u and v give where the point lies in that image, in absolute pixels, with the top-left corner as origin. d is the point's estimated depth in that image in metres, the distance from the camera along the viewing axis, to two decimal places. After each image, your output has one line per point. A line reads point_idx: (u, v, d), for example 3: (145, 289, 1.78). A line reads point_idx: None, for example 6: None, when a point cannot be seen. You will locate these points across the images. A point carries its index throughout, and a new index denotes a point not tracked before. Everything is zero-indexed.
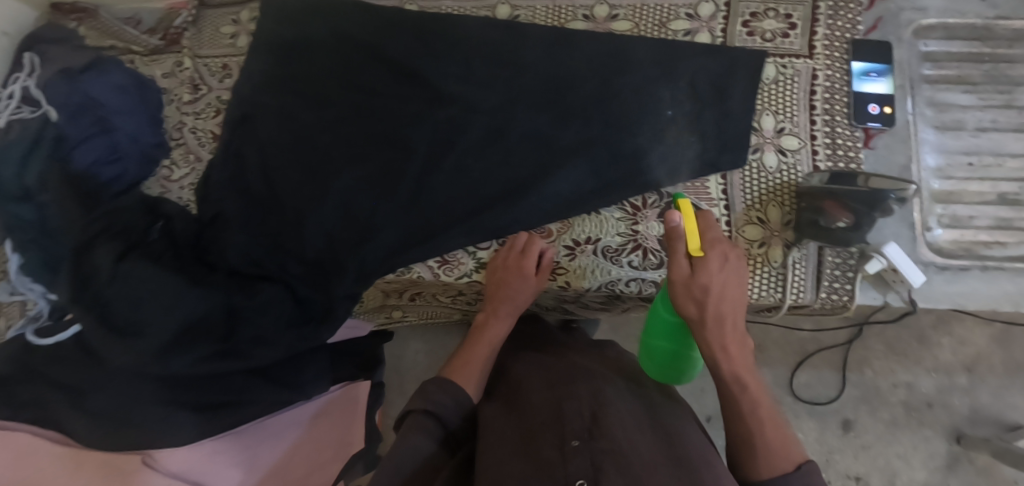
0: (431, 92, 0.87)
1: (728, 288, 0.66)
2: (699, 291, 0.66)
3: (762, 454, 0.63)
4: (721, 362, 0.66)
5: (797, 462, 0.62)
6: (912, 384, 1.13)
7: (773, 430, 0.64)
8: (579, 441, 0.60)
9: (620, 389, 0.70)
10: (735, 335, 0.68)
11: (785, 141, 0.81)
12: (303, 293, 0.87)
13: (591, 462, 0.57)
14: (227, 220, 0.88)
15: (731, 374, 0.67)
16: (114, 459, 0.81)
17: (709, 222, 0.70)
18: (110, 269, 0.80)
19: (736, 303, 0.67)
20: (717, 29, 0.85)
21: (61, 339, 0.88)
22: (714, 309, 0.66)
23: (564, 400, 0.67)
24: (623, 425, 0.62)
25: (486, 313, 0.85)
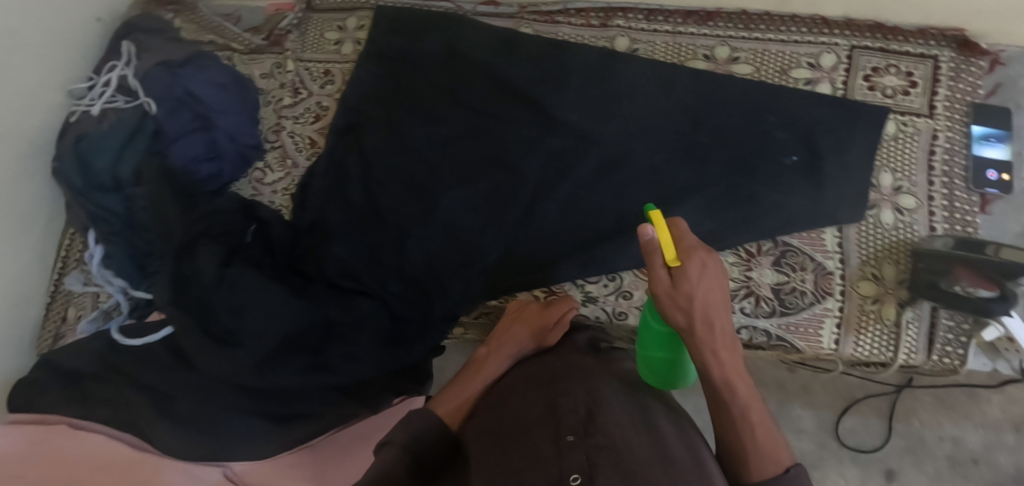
0: (544, 119, 0.86)
1: (714, 293, 0.54)
2: (684, 303, 0.53)
3: (755, 460, 0.54)
4: (710, 370, 0.55)
5: (787, 467, 0.54)
6: (959, 438, 0.92)
7: (766, 432, 0.56)
8: (573, 436, 0.53)
9: (616, 389, 0.62)
10: (727, 340, 0.56)
11: (902, 199, 0.81)
12: (400, 311, 0.84)
13: (586, 458, 0.50)
14: (330, 230, 0.86)
15: (723, 381, 0.55)
16: (193, 469, 0.77)
17: (684, 225, 0.57)
18: (216, 274, 0.78)
19: (727, 306, 0.55)
20: (838, 81, 0.85)
21: (149, 340, 0.85)
22: (705, 318, 0.54)
23: (558, 397, 0.59)
24: (620, 423, 0.55)
25: (488, 350, 0.76)
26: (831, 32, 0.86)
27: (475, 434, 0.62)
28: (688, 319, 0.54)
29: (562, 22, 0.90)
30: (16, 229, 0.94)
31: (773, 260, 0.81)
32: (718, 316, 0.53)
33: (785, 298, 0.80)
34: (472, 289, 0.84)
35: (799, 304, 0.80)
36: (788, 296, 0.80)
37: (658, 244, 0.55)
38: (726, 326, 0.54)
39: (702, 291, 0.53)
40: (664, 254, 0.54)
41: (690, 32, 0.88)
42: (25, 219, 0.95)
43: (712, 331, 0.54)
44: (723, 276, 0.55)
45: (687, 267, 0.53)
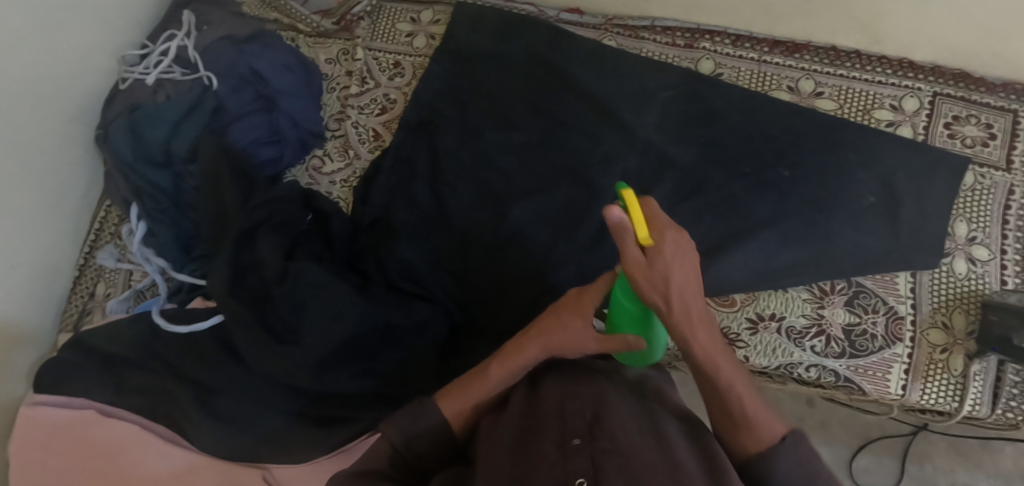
0: (625, 134, 0.85)
1: (688, 272, 0.51)
2: (658, 282, 0.50)
3: (746, 435, 0.51)
4: (690, 346, 0.52)
5: (781, 436, 0.50)
6: None
7: (753, 402, 0.52)
8: (580, 439, 0.49)
9: (624, 395, 0.58)
10: (702, 314, 0.53)
11: (976, 250, 0.81)
12: (461, 320, 0.81)
13: (592, 462, 0.46)
14: (395, 230, 0.83)
15: (703, 355, 0.53)
16: (231, 471, 0.76)
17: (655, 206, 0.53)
18: (280, 268, 0.75)
19: (699, 283, 0.52)
20: (920, 125, 0.84)
21: (196, 329, 0.80)
22: (679, 295, 0.51)
23: (568, 402, 0.55)
24: (627, 428, 0.51)
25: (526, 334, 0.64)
26: (916, 76, 0.85)
27: (483, 433, 0.58)
28: (664, 298, 0.51)
29: (646, 38, 0.90)
30: (55, 197, 0.89)
31: (846, 300, 0.80)
32: (692, 291, 0.51)
33: (856, 340, 0.79)
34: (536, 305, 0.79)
35: (870, 347, 0.79)
36: (859, 339, 0.79)
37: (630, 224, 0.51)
38: (698, 300, 0.52)
39: (675, 268, 0.50)
40: (637, 236, 0.51)
41: (776, 61, 0.87)
42: (61, 185, 0.90)
43: (687, 307, 0.51)
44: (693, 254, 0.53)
45: (661, 251, 0.50)
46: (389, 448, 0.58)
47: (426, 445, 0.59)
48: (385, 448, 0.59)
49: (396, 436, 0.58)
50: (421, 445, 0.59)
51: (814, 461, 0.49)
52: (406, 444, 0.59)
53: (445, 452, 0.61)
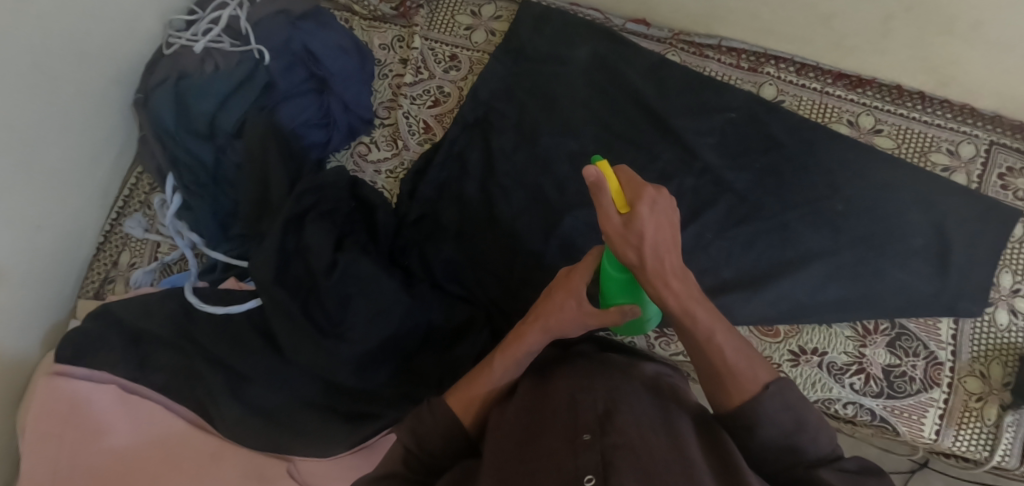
0: (682, 152, 0.85)
1: (663, 231, 0.53)
2: (634, 241, 0.53)
3: (729, 382, 0.52)
4: (665, 298, 0.54)
5: (764, 383, 0.52)
6: None
7: (734, 350, 0.54)
8: (590, 435, 0.48)
9: (639, 389, 0.56)
10: (678, 270, 0.55)
11: (1019, 302, 0.81)
12: (504, 330, 0.79)
13: (601, 457, 0.45)
14: (444, 231, 0.82)
15: (681, 310, 0.54)
16: (254, 461, 0.74)
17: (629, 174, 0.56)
18: (329, 263, 0.74)
19: (676, 242, 0.54)
20: (974, 173, 0.85)
21: (232, 311, 0.78)
22: (655, 255, 0.53)
23: (577, 396, 0.55)
24: (639, 423, 0.49)
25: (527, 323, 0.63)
26: (976, 124, 0.85)
27: (490, 427, 0.56)
28: (639, 257, 0.53)
29: (711, 57, 0.89)
30: (88, 159, 0.86)
31: (888, 341, 0.80)
32: (668, 248, 0.53)
33: (895, 381, 0.80)
34: None
35: (907, 390, 0.79)
36: (898, 380, 0.79)
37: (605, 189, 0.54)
38: (675, 257, 0.54)
39: (651, 228, 0.53)
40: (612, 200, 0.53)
41: (838, 94, 0.87)
42: (96, 147, 0.87)
43: (663, 264, 0.54)
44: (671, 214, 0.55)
45: (637, 213, 0.52)
46: (400, 451, 0.56)
47: (438, 444, 0.56)
48: (397, 449, 0.57)
49: (405, 435, 0.57)
50: (433, 444, 0.56)
51: (800, 407, 0.51)
52: (417, 442, 0.57)
53: (457, 449, 0.57)
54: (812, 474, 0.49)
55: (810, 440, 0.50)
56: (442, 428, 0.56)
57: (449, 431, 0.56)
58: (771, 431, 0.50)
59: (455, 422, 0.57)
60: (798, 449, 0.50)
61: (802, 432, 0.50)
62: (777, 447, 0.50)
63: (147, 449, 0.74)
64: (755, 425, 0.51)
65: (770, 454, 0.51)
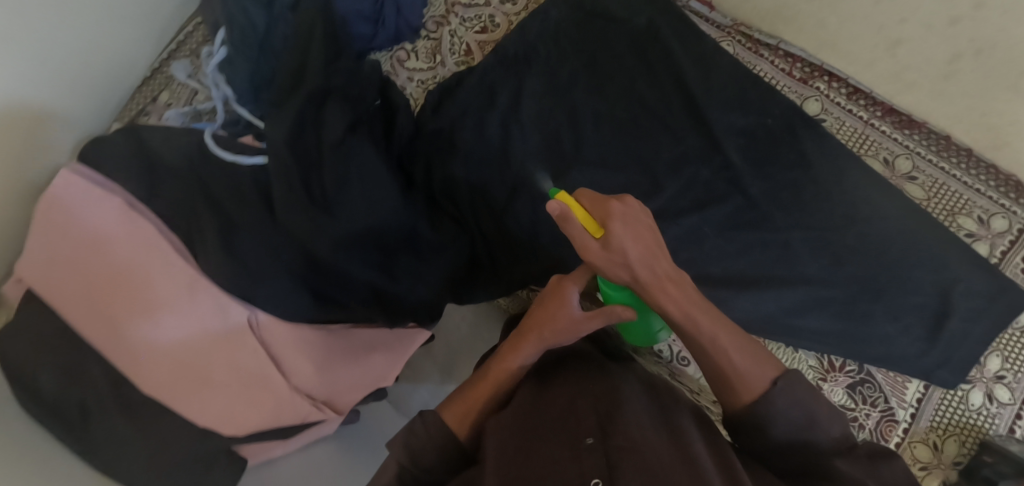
0: (707, 142, 0.83)
1: (643, 242, 0.57)
2: (620, 259, 0.56)
3: (739, 385, 0.55)
4: (669, 307, 0.57)
5: (772, 379, 0.55)
6: None
7: (741, 354, 0.56)
8: (593, 439, 0.52)
9: (638, 394, 0.62)
10: (673, 277, 0.58)
11: (998, 389, 0.78)
12: (480, 256, 0.83)
13: (605, 462, 0.49)
14: (455, 149, 0.84)
15: (683, 315, 0.57)
16: (225, 303, 0.84)
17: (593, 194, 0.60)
18: (337, 138, 0.75)
19: (661, 247, 0.58)
20: (998, 247, 0.81)
21: (241, 161, 0.83)
22: (644, 266, 0.57)
23: (577, 399, 0.60)
24: (640, 428, 0.54)
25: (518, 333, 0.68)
26: (1018, 200, 0.80)
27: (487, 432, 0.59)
28: (631, 273, 0.57)
29: (765, 58, 0.87)
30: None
31: (849, 383, 0.79)
32: (655, 257, 0.57)
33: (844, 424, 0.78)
34: (555, 268, 0.80)
35: (855, 434, 0.77)
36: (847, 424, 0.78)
37: (574, 219, 0.57)
38: (667, 263, 0.57)
39: (631, 242, 0.56)
40: (585, 227, 0.57)
41: (882, 129, 0.83)
42: None
43: (656, 275, 0.57)
44: (647, 219, 0.58)
45: (612, 232, 0.55)
46: (396, 466, 0.61)
47: (433, 459, 0.61)
48: (393, 465, 0.61)
49: (401, 454, 0.61)
50: (431, 458, 0.61)
51: (811, 402, 0.54)
52: (412, 457, 0.61)
53: (453, 461, 0.61)
54: (829, 463, 0.53)
55: (822, 432, 0.54)
56: (436, 443, 0.61)
57: (443, 445, 0.61)
58: (782, 427, 0.54)
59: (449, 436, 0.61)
60: (810, 443, 0.54)
61: (813, 425, 0.54)
62: (789, 441, 0.54)
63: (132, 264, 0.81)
64: (766, 424, 0.54)
65: (782, 447, 0.55)
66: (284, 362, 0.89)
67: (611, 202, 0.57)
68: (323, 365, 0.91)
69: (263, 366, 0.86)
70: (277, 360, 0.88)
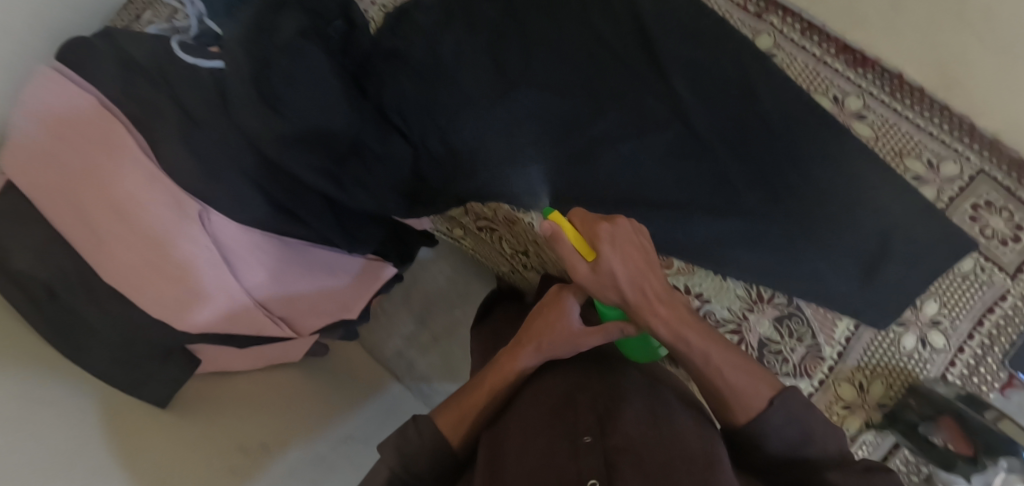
0: (656, 70, 0.83)
1: (633, 262, 0.62)
2: (610, 280, 0.61)
3: (735, 402, 0.57)
4: (657, 326, 0.60)
5: (769, 399, 0.56)
6: None
7: (731, 369, 0.58)
8: (591, 438, 0.56)
9: (634, 382, 0.66)
10: (665, 297, 0.62)
11: (933, 335, 0.77)
12: (427, 172, 0.87)
13: (603, 460, 0.53)
14: (405, 64, 0.86)
15: (672, 333, 0.60)
16: (181, 198, 0.85)
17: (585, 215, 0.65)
18: (288, 37, 0.79)
19: (649, 266, 0.62)
20: (945, 193, 0.78)
21: (200, 64, 0.89)
22: (633, 286, 0.62)
23: (574, 394, 0.63)
24: (638, 428, 0.57)
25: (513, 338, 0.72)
26: (971, 145, 0.79)
27: (485, 440, 0.62)
28: (621, 294, 0.62)
29: None
30: None
31: (776, 315, 0.79)
32: (642, 277, 0.62)
33: (767, 356, 0.79)
34: (495, 186, 0.85)
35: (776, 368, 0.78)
36: (770, 356, 0.79)
37: (567, 242, 0.63)
38: (656, 284, 0.62)
39: (619, 262, 0.62)
40: (577, 249, 0.63)
41: (835, 67, 0.82)
42: None
43: (645, 294, 0.61)
44: (637, 241, 0.63)
45: (601, 253, 0.61)
46: (387, 473, 0.61)
47: (426, 466, 0.62)
48: (384, 470, 0.62)
49: (392, 459, 0.61)
50: (422, 466, 0.62)
51: (808, 417, 0.56)
52: (403, 464, 0.62)
53: (444, 467, 0.63)
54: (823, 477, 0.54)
55: (819, 444, 0.56)
56: (429, 449, 0.62)
57: (436, 453, 0.62)
58: (779, 442, 0.56)
59: (443, 443, 0.63)
60: (807, 458, 0.55)
61: (810, 442, 0.55)
62: (786, 457, 0.56)
63: (95, 156, 0.83)
64: (764, 441, 0.56)
65: (780, 460, 0.56)
66: (236, 264, 0.90)
67: (602, 225, 0.62)
68: (276, 275, 0.95)
69: (213, 262, 0.87)
70: (230, 262, 0.90)
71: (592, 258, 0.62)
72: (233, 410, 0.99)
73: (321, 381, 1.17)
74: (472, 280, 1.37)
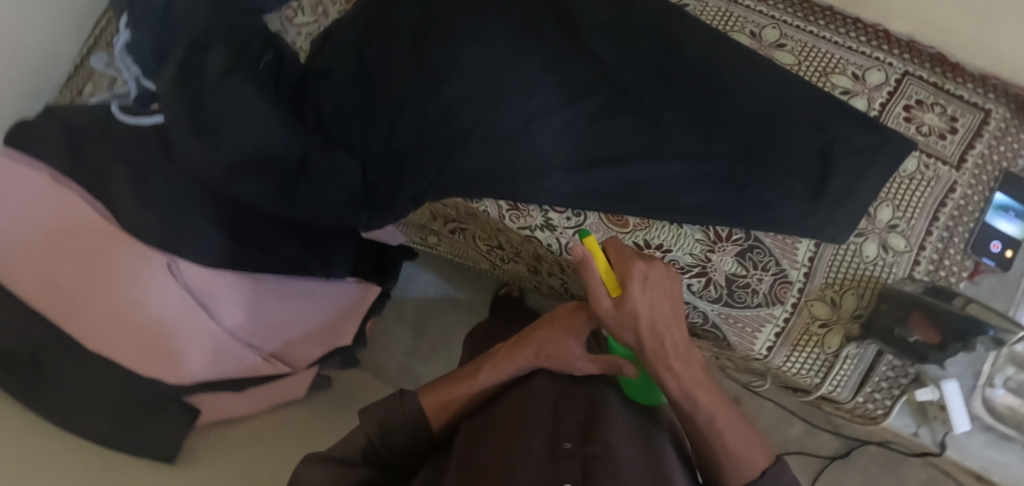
0: (575, 40, 0.86)
1: (656, 308, 0.65)
2: (630, 321, 0.65)
3: (729, 469, 0.61)
4: (668, 381, 0.64)
5: (760, 468, 0.61)
6: None
7: (732, 435, 0.62)
8: (572, 445, 0.58)
9: (619, 402, 0.70)
10: (679, 352, 0.65)
11: (892, 238, 0.78)
12: (373, 177, 0.88)
13: (581, 466, 0.55)
14: (334, 80, 0.88)
15: (681, 391, 0.64)
16: (146, 253, 0.86)
17: (617, 249, 0.68)
18: (217, 76, 0.83)
19: (672, 318, 0.66)
20: (876, 100, 0.81)
21: (141, 123, 0.91)
22: (651, 333, 0.65)
23: (561, 404, 0.66)
24: (616, 435, 0.60)
25: (512, 341, 0.75)
26: (889, 51, 0.82)
27: (462, 432, 0.68)
28: (638, 336, 0.65)
29: None
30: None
31: (738, 251, 0.79)
32: (662, 325, 0.65)
33: (735, 291, 0.80)
34: (442, 181, 0.84)
35: (745, 301, 0.79)
36: (739, 290, 0.80)
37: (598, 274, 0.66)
38: (674, 336, 0.65)
39: (643, 304, 0.65)
40: (606, 283, 0.66)
41: (744, 5, 0.86)
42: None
43: (661, 343, 0.65)
44: (665, 286, 0.67)
45: (628, 292, 0.64)
46: (365, 440, 0.67)
47: (402, 442, 0.69)
48: (362, 438, 0.67)
49: (372, 429, 0.67)
50: (395, 441, 0.68)
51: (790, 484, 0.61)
52: (380, 436, 0.68)
53: (417, 444, 0.70)
54: None
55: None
56: (408, 428, 0.68)
57: (415, 429, 0.69)
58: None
59: (423, 423, 0.69)
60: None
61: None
62: None
63: (57, 227, 0.85)
64: None
65: None
66: (210, 304, 0.91)
67: (633, 267, 0.65)
68: (254, 311, 0.96)
69: (189, 309, 0.88)
70: (206, 306, 0.91)
71: (617, 294, 0.66)
72: (235, 455, 0.94)
73: (317, 395, 1.20)
74: (459, 284, 1.37)
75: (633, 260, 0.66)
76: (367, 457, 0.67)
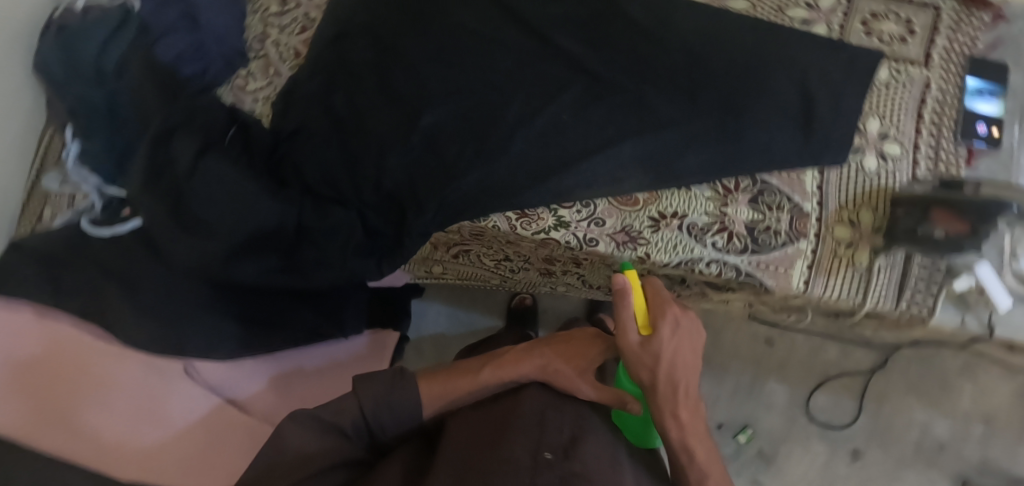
0: (535, 39, 0.85)
1: (679, 355, 0.71)
2: (650, 360, 0.70)
3: None
4: (671, 431, 0.71)
5: None
6: (927, 426, 1.20)
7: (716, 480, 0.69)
8: (552, 455, 0.63)
9: (600, 425, 0.74)
10: (687, 402, 0.71)
11: (887, 146, 0.80)
12: (374, 224, 0.85)
13: (559, 478, 0.60)
14: (310, 136, 0.84)
15: (680, 441, 0.71)
16: (160, 364, 0.85)
17: (655, 290, 0.75)
18: (190, 163, 0.81)
19: (690, 366, 0.72)
20: (835, 23, 0.83)
21: (119, 232, 0.85)
22: (668, 376, 0.71)
23: (546, 415, 0.71)
24: (592, 452, 0.65)
25: (522, 351, 0.81)
26: None
27: (449, 426, 0.71)
28: (654, 375, 0.71)
29: None
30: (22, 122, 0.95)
31: (750, 198, 0.81)
32: (679, 368, 0.71)
33: (758, 236, 0.81)
34: (444, 212, 0.82)
35: (772, 243, 0.80)
36: (762, 235, 0.80)
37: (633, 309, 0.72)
38: (686, 382, 0.71)
39: (668, 348, 0.70)
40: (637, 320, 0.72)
41: None
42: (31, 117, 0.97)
43: (672, 386, 0.71)
44: (691, 334, 0.73)
45: (656, 332, 0.70)
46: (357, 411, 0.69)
47: (390, 419, 0.71)
48: (354, 410, 0.70)
49: (366, 403, 0.70)
50: (386, 423, 0.71)
51: None
52: (373, 415, 0.70)
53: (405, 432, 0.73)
54: None
55: None
56: (400, 410, 0.71)
57: (408, 412, 0.72)
58: None
59: (417, 408, 0.72)
60: None
61: None
62: None
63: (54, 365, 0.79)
64: None
65: None
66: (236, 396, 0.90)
67: (669, 311, 0.71)
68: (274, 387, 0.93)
69: (204, 399, 0.86)
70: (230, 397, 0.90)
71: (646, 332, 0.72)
72: None
73: None
74: (470, 307, 1.34)
75: (668, 304, 0.73)
76: (357, 435, 0.71)
